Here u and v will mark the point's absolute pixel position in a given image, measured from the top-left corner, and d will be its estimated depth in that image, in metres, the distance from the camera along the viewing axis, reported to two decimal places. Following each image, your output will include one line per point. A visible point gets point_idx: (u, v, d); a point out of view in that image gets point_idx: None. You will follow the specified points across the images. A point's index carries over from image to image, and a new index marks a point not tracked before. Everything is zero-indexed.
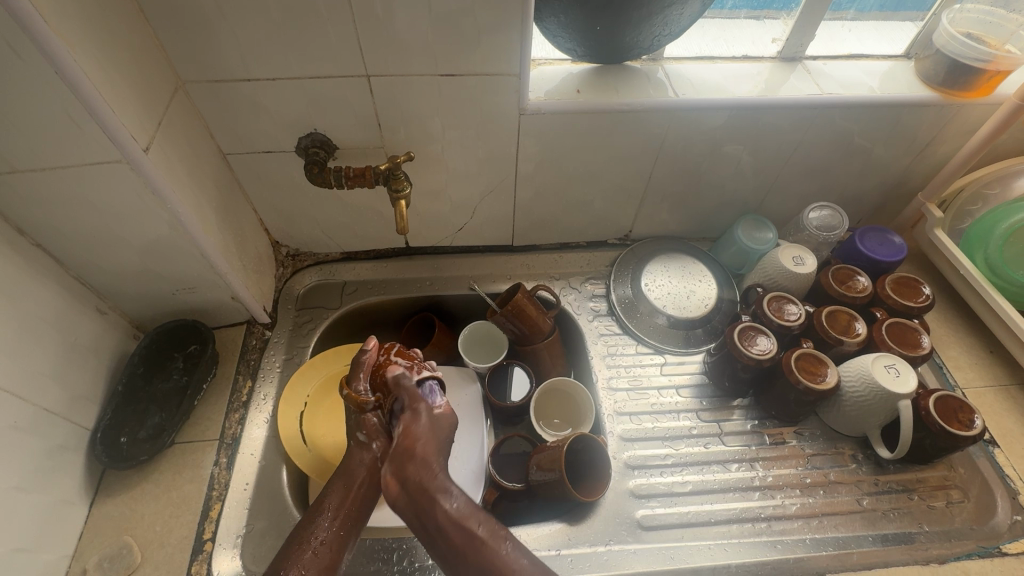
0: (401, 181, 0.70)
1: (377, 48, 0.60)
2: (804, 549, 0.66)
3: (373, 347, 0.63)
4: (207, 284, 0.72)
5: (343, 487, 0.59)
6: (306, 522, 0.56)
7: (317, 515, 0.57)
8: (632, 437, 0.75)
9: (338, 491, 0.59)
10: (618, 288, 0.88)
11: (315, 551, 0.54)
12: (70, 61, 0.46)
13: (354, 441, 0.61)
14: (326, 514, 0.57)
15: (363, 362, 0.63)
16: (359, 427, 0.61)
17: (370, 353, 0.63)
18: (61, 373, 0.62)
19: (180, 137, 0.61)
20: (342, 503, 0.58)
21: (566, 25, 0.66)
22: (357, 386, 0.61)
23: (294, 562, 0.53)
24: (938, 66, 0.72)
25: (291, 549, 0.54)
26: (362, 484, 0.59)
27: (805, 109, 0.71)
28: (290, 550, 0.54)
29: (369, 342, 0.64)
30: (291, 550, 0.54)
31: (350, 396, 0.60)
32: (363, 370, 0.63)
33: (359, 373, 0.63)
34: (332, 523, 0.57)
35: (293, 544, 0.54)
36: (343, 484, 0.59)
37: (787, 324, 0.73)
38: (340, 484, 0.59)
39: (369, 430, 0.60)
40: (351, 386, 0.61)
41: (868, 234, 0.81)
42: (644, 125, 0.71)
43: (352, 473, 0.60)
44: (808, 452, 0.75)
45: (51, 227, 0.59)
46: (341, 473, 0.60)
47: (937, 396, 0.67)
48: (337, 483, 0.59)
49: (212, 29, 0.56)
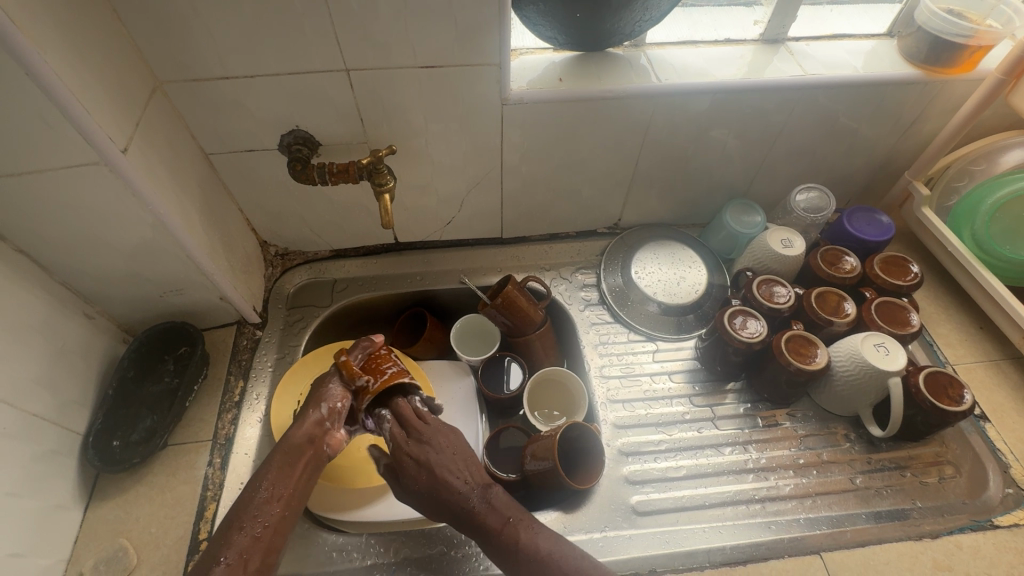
0: (384, 174, 0.69)
1: (355, 41, 0.59)
2: (799, 528, 0.67)
3: (380, 339, 0.66)
4: (195, 285, 0.72)
5: (285, 466, 0.57)
6: (244, 497, 0.55)
7: (254, 500, 0.55)
8: (625, 424, 0.75)
9: (278, 471, 0.57)
10: (608, 277, 0.88)
11: (254, 535, 0.53)
12: (41, 62, 0.45)
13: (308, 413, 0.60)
14: (264, 497, 0.55)
15: (365, 344, 0.65)
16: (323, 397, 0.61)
17: (376, 341, 0.66)
18: (50, 379, 0.62)
19: (159, 138, 0.61)
20: (285, 480, 0.57)
21: (546, 14, 0.66)
22: (331, 384, 0.62)
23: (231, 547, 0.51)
24: (921, 43, 0.72)
25: (228, 530, 0.53)
26: (306, 464, 0.58)
27: (789, 90, 0.71)
28: (227, 533, 0.53)
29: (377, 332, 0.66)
30: (228, 534, 0.53)
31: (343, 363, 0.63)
32: (365, 350, 0.65)
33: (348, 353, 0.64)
34: (274, 506, 0.55)
35: (231, 526, 0.53)
36: (285, 463, 0.57)
37: (777, 306, 0.73)
38: (282, 462, 0.58)
39: (334, 409, 0.61)
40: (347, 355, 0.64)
41: (856, 215, 0.81)
42: (628, 111, 0.71)
43: (298, 449, 0.58)
44: (801, 433, 0.75)
45: (32, 233, 0.59)
46: (284, 448, 0.58)
47: (927, 372, 0.68)
48: (277, 462, 0.58)
49: (187, 27, 0.56)
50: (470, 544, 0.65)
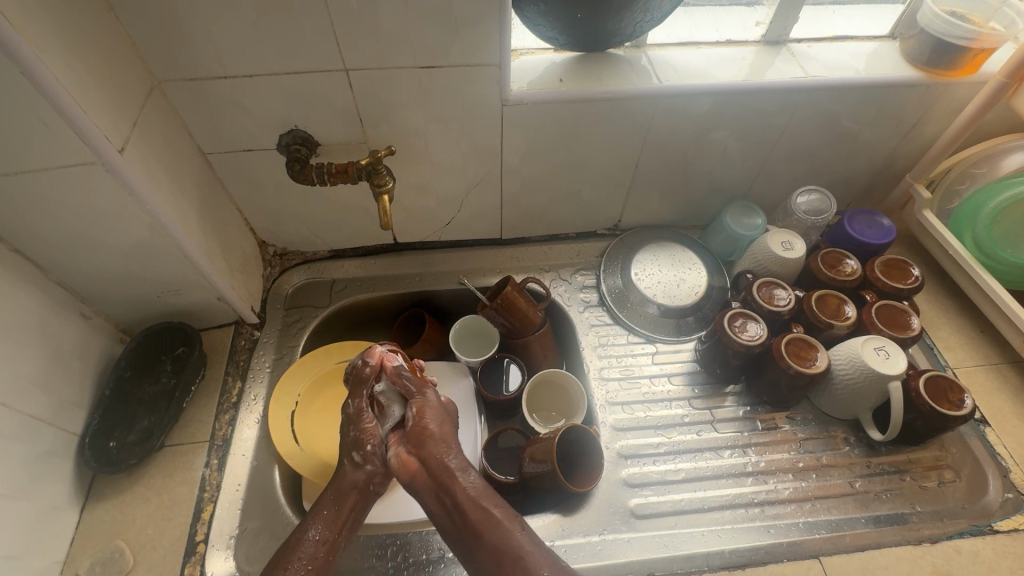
0: (383, 175, 0.69)
1: (355, 42, 0.59)
2: (798, 532, 0.67)
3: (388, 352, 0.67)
4: (192, 285, 0.72)
5: (333, 511, 0.58)
6: (292, 545, 0.55)
7: (304, 541, 0.55)
8: (624, 427, 0.75)
9: (328, 515, 0.58)
10: (608, 278, 0.88)
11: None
12: (38, 62, 0.45)
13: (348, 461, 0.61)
14: (314, 538, 0.56)
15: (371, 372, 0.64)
16: (356, 445, 0.61)
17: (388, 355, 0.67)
18: (46, 380, 0.62)
19: (157, 138, 0.60)
20: (332, 527, 0.57)
21: (546, 13, 0.66)
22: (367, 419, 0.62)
23: None
24: (924, 45, 0.71)
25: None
26: (352, 507, 0.59)
27: (791, 92, 0.71)
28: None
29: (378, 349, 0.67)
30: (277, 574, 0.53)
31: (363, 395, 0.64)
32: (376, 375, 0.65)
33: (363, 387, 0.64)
34: (320, 549, 0.55)
35: (278, 568, 0.53)
36: (334, 507, 0.58)
37: (777, 309, 0.73)
38: (330, 504, 0.59)
39: (366, 452, 0.61)
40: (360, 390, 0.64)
41: (856, 217, 0.81)
42: (629, 112, 0.71)
43: (344, 494, 0.59)
44: (800, 436, 0.75)
45: (29, 233, 0.58)
46: (332, 494, 0.59)
47: (927, 376, 0.68)
48: (327, 504, 0.59)
49: (185, 27, 0.56)
50: None
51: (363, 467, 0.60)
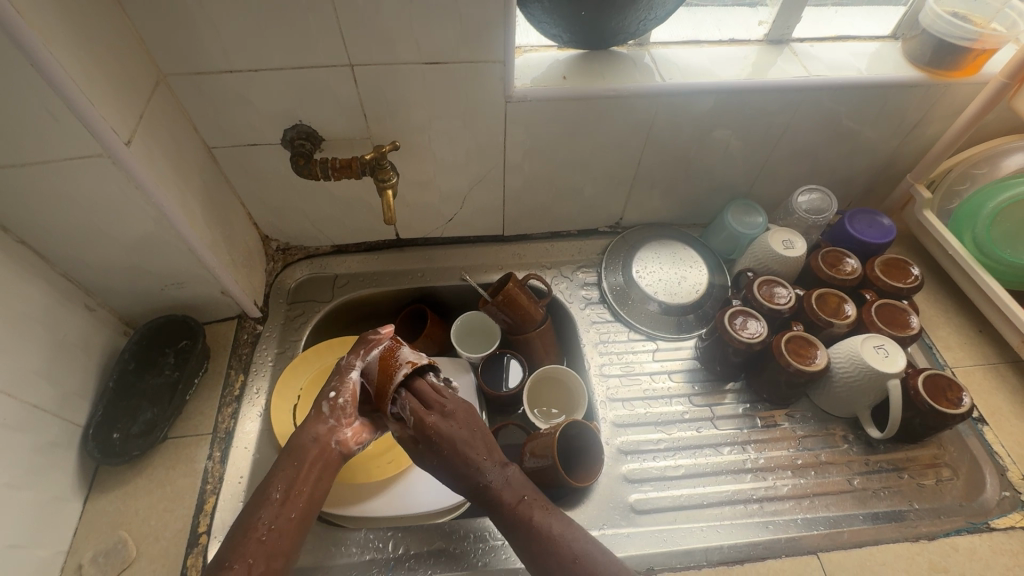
0: (387, 171, 0.69)
1: (360, 38, 0.59)
2: (796, 529, 0.67)
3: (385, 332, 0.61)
4: (196, 279, 0.72)
5: (293, 468, 0.56)
6: (253, 507, 0.53)
7: (265, 500, 0.53)
8: (624, 423, 0.76)
9: (288, 474, 0.56)
10: (610, 276, 0.88)
11: (261, 538, 0.51)
12: (48, 55, 0.45)
13: (316, 410, 0.59)
14: (274, 498, 0.54)
15: (371, 340, 0.61)
16: (327, 397, 0.59)
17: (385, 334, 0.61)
18: (51, 371, 0.62)
19: (163, 132, 0.61)
20: (292, 485, 0.55)
21: (550, 11, 0.66)
22: (350, 378, 0.59)
23: (240, 554, 0.49)
24: (925, 46, 0.72)
25: (236, 538, 0.51)
26: (312, 465, 0.57)
27: (793, 92, 0.71)
28: (234, 538, 0.50)
29: (383, 326, 0.61)
30: (236, 538, 0.50)
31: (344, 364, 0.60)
32: (371, 346, 0.60)
33: (362, 348, 0.61)
34: (280, 508, 0.53)
35: (240, 532, 0.51)
36: (292, 465, 0.56)
37: (777, 307, 0.73)
38: (290, 464, 0.56)
39: (335, 404, 0.59)
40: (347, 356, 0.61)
41: (857, 217, 0.81)
42: (632, 109, 0.71)
43: (303, 452, 0.57)
44: (799, 434, 0.75)
45: (35, 225, 0.59)
46: (290, 451, 0.57)
47: (926, 375, 0.68)
48: (287, 463, 0.56)
49: (192, 21, 0.56)
50: (468, 538, 0.65)
51: (326, 420, 0.59)
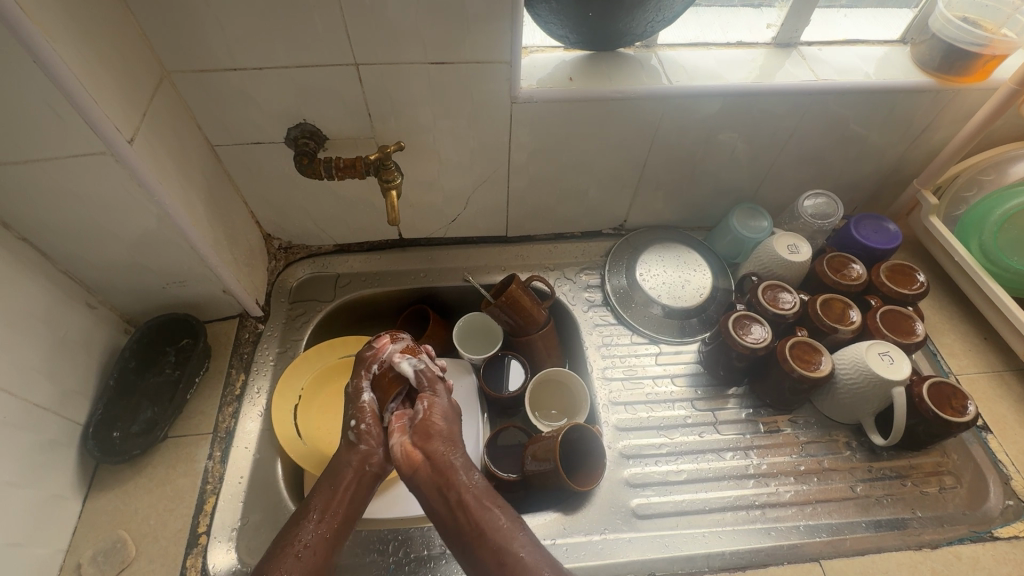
0: (392, 171, 0.69)
1: (366, 37, 0.59)
2: (798, 535, 0.67)
3: (385, 341, 0.64)
4: (198, 277, 0.72)
5: (329, 490, 0.59)
6: (292, 526, 0.57)
7: (302, 519, 0.57)
8: (627, 427, 0.75)
9: (324, 496, 0.59)
10: (613, 278, 0.87)
11: (297, 555, 0.55)
12: (51, 51, 0.45)
13: (344, 441, 0.61)
14: (312, 518, 0.57)
15: (367, 357, 0.63)
16: (351, 425, 0.61)
17: (386, 346, 0.64)
18: (52, 369, 0.62)
19: (166, 130, 0.60)
20: (327, 505, 0.58)
21: (557, 11, 0.65)
22: (364, 399, 0.62)
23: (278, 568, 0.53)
24: (934, 50, 0.71)
25: (275, 553, 0.55)
26: (348, 485, 0.59)
27: (801, 95, 0.70)
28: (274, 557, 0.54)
29: (381, 336, 0.64)
30: (276, 555, 0.55)
31: (353, 387, 0.63)
32: (373, 363, 0.63)
33: (363, 369, 0.63)
34: (317, 526, 0.57)
35: (278, 548, 0.55)
36: (330, 487, 0.59)
37: (782, 312, 0.73)
38: (327, 486, 0.59)
39: (359, 431, 0.61)
40: (354, 379, 0.63)
41: (863, 222, 0.81)
42: (638, 112, 0.71)
43: (338, 474, 0.60)
44: (802, 440, 0.75)
45: (36, 222, 0.58)
46: (328, 473, 0.60)
47: (931, 382, 0.67)
48: (324, 484, 0.59)
49: (197, 18, 0.55)
50: None
51: (357, 446, 0.60)
